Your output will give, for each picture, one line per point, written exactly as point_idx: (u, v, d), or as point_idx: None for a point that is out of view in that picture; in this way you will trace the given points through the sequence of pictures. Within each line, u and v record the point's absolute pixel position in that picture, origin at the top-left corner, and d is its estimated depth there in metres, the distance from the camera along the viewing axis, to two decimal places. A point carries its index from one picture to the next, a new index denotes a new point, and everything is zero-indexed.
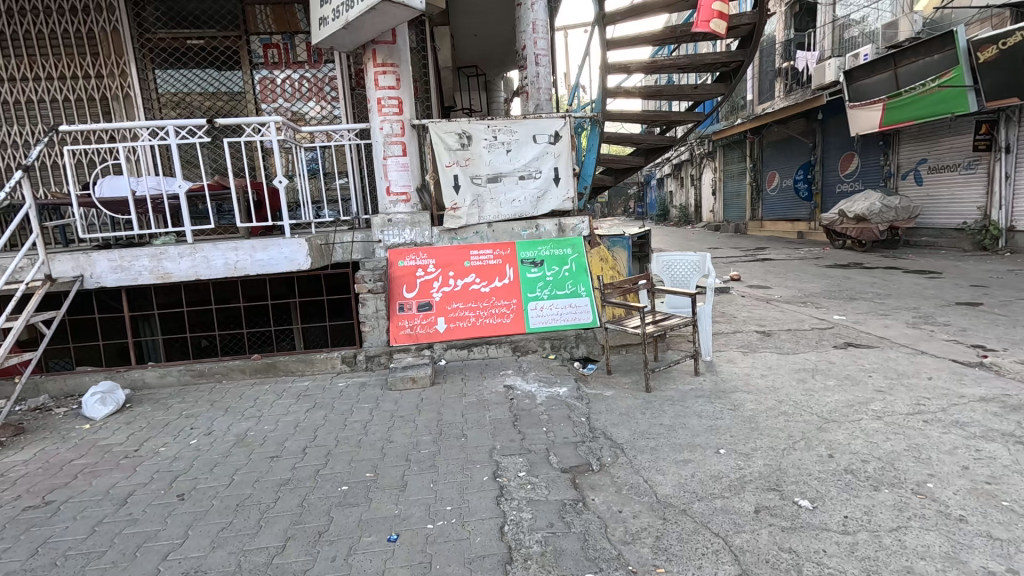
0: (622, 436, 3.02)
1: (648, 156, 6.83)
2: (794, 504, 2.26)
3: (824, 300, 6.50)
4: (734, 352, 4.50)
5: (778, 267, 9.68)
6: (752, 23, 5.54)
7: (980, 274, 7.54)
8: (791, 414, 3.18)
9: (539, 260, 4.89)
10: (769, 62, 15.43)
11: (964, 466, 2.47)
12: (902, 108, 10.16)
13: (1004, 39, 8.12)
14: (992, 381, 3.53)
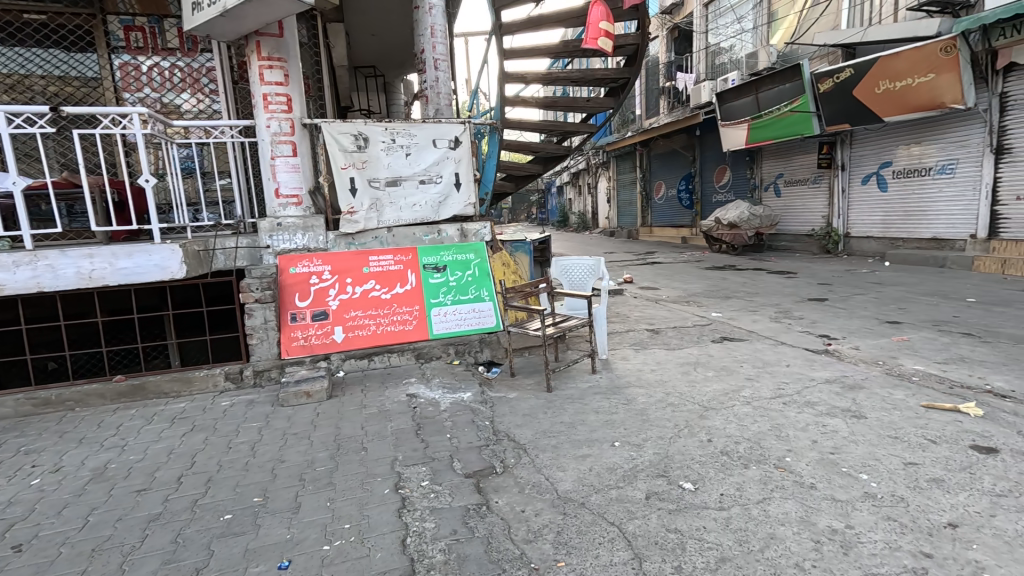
0: (525, 437, 3.09)
1: (546, 164, 7.06)
2: (679, 488, 2.45)
3: (704, 299, 7.16)
4: (627, 350, 4.80)
5: (665, 270, 10.51)
6: (636, 43, 5.96)
7: (826, 273, 8.77)
8: (677, 404, 3.45)
9: (442, 265, 4.84)
10: (654, 81, 16.73)
11: (814, 440, 2.85)
12: (763, 128, 11.54)
13: (838, 74, 9.53)
14: (835, 365, 4.13)
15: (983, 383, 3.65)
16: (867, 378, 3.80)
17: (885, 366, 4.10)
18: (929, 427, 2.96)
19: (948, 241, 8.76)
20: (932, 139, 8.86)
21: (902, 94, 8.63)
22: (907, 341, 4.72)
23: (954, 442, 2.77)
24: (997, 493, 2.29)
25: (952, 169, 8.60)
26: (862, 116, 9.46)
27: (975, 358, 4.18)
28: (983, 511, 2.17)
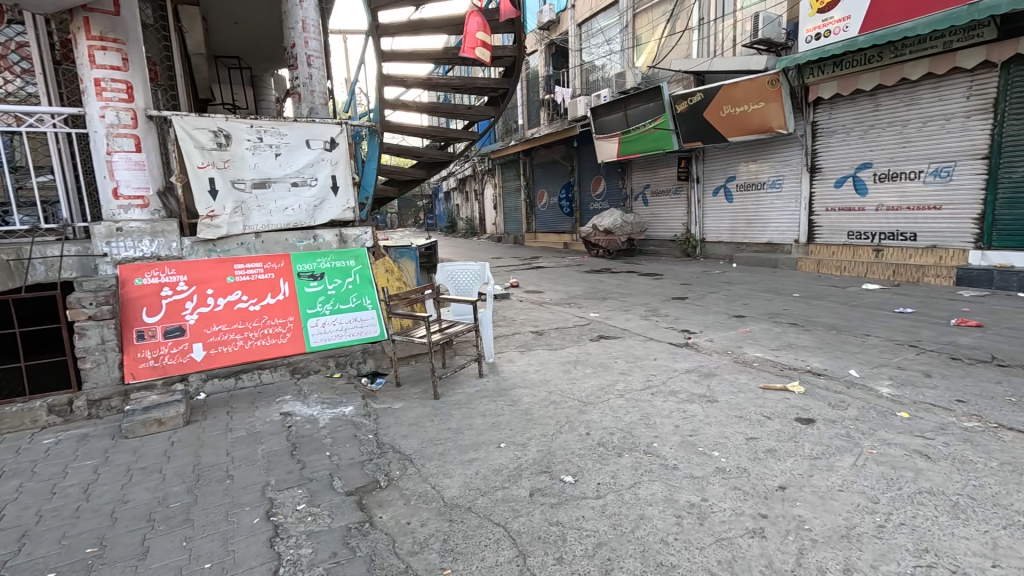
0: (411, 447, 3.02)
1: (430, 169, 7.01)
2: (560, 481, 2.57)
3: (584, 301, 7.61)
4: (512, 353, 4.92)
5: (549, 273, 11.00)
6: (513, 56, 6.14)
7: (687, 275, 9.80)
8: (558, 401, 3.62)
9: (319, 273, 4.58)
10: (535, 93, 17.45)
11: (675, 425, 3.17)
12: (632, 143, 12.59)
13: (691, 97, 10.73)
14: (694, 356, 4.63)
15: (805, 364, 4.33)
16: (718, 366, 4.31)
17: (733, 355, 4.68)
18: (766, 405, 3.44)
19: (779, 245, 10.28)
20: (765, 158, 10.34)
21: (741, 118, 9.96)
22: (749, 332, 5.44)
23: (783, 417, 3.25)
24: (815, 456, 2.73)
25: (780, 184, 10.11)
26: (711, 136, 10.73)
27: (799, 344, 4.94)
28: (805, 473, 2.57)
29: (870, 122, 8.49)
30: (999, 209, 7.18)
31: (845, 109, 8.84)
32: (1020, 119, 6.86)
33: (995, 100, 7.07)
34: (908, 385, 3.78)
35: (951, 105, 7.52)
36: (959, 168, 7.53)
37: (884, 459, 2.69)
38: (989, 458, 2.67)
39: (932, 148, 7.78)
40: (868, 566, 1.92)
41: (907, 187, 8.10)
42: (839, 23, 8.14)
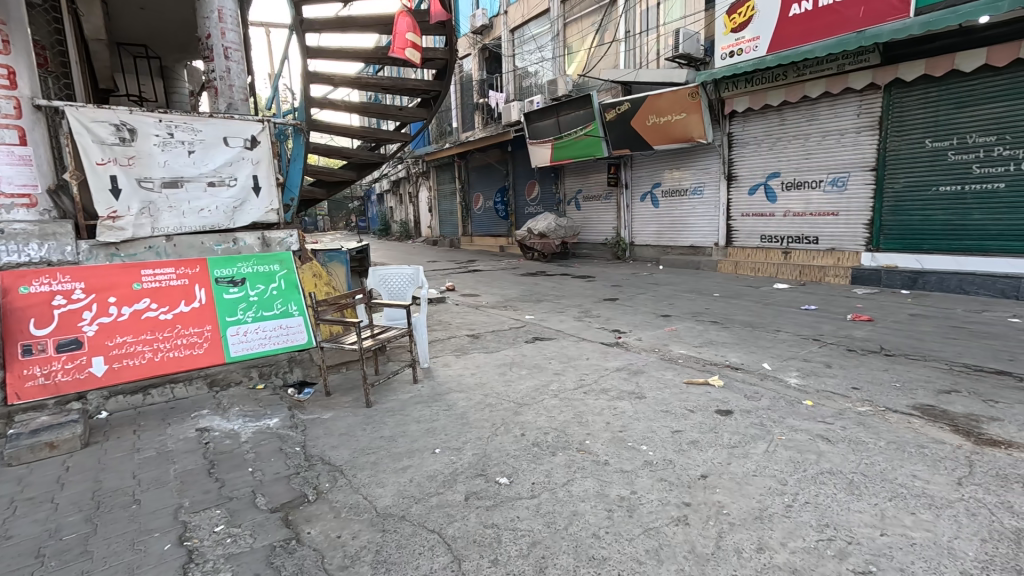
0: (341, 457, 2.92)
1: (360, 171, 6.81)
2: (496, 484, 2.58)
3: (519, 303, 7.70)
4: (448, 357, 4.88)
5: (485, 277, 11.03)
6: (445, 58, 6.05)
7: (617, 277, 10.19)
8: (493, 404, 3.63)
9: (239, 278, 4.30)
10: (469, 96, 17.46)
11: (606, 422, 3.28)
12: (564, 149, 12.90)
13: (619, 106, 11.17)
14: (625, 355, 4.82)
15: (724, 359, 4.62)
16: (646, 364, 4.50)
17: (660, 352, 4.91)
18: (689, 399, 3.64)
19: (701, 249, 10.92)
20: (687, 166, 10.96)
21: (665, 127, 10.49)
22: (675, 331, 5.73)
23: (705, 409, 3.45)
24: (732, 445, 2.92)
25: (701, 191, 10.76)
26: (637, 144, 11.21)
27: (720, 341, 5.27)
28: (723, 461, 2.74)
29: (777, 135, 9.24)
30: (886, 215, 8.03)
31: (756, 122, 9.55)
32: (900, 136, 7.73)
33: (881, 118, 7.91)
34: (813, 376, 4.14)
35: (845, 121, 8.35)
36: (852, 178, 8.37)
37: (792, 444, 2.93)
38: (878, 438, 2.99)
39: (830, 160, 8.59)
40: (778, 543, 2.08)
41: (810, 195, 8.89)
42: (750, 43, 8.81)
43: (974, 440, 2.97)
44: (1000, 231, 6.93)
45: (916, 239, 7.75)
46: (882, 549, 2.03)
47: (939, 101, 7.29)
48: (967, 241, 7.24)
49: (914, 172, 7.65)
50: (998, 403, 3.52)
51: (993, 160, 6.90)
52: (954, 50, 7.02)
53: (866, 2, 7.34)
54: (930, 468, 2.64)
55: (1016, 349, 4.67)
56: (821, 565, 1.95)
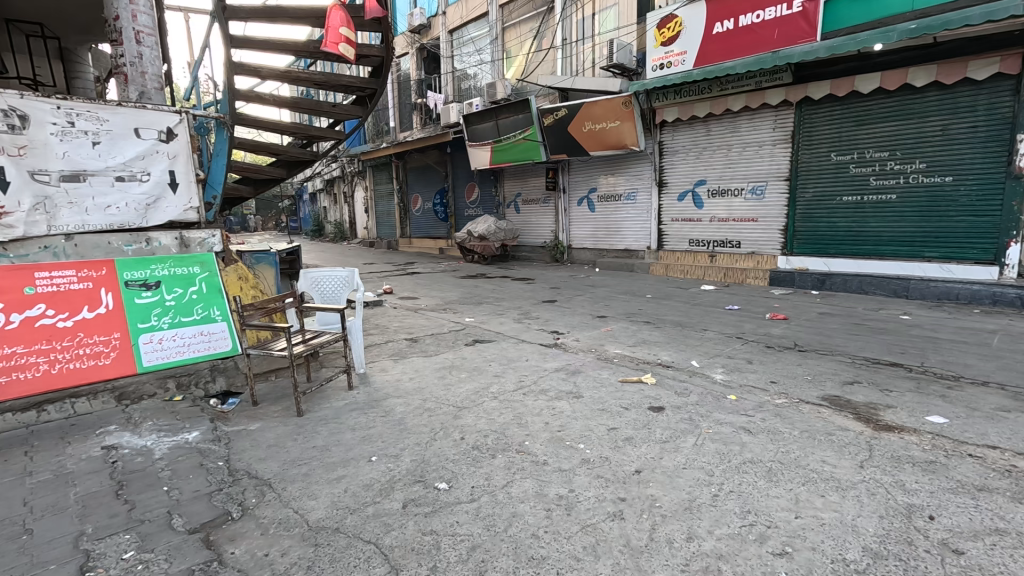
0: (270, 470, 2.76)
1: (291, 168, 6.50)
2: (434, 489, 2.54)
3: (459, 306, 7.64)
4: (385, 361, 4.75)
5: (424, 279, 10.86)
6: (381, 56, 5.86)
7: (556, 279, 10.38)
8: (432, 409, 3.58)
9: (153, 281, 3.97)
10: (407, 96, 17.17)
11: (545, 422, 3.32)
12: (503, 152, 12.98)
13: (557, 112, 11.39)
14: (563, 355, 4.91)
15: (656, 358, 4.82)
16: (583, 364, 4.61)
17: (596, 352, 5.04)
18: (624, 397, 3.76)
19: (635, 252, 11.35)
20: (621, 172, 11.36)
21: (600, 134, 10.82)
22: (611, 331, 5.91)
23: (639, 406, 3.58)
24: (664, 440, 3.05)
25: (634, 196, 11.18)
26: (574, 149, 11.48)
27: (652, 340, 5.49)
28: (656, 456, 2.86)
29: (703, 145, 9.79)
30: (798, 222, 8.72)
31: (684, 132, 10.06)
32: (810, 149, 8.42)
33: (793, 132, 8.59)
34: (736, 372, 4.41)
35: (762, 134, 8.98)
36: (769, 188, 9.02)
37: (718, 437, 3.10)
38: (793, 428, 3.23)
39: (750, 169, 9.21)
40: (706, 531, 2.19)
41: (732, 202, 9.49)
42: (678, 57, 9.30)
43: (873, 426, 3.28)
44: (893, 237, 7.73)
45: (824, 243, 8.48)
46: (797, 530, 2.19)
47: (843, 119, 8.03)
48: (867, 246, 8.01)
49: (821, 183, 8.37)
50: (893, 391, 3.91)
51: (887, 173, 7.69)
52: (854, 73, 7.75)
53: (780, 25, 7.97)
54: (837, 454, 2.88)
55: (906, 343, 5.22)
56: (744, 550, 2.07)
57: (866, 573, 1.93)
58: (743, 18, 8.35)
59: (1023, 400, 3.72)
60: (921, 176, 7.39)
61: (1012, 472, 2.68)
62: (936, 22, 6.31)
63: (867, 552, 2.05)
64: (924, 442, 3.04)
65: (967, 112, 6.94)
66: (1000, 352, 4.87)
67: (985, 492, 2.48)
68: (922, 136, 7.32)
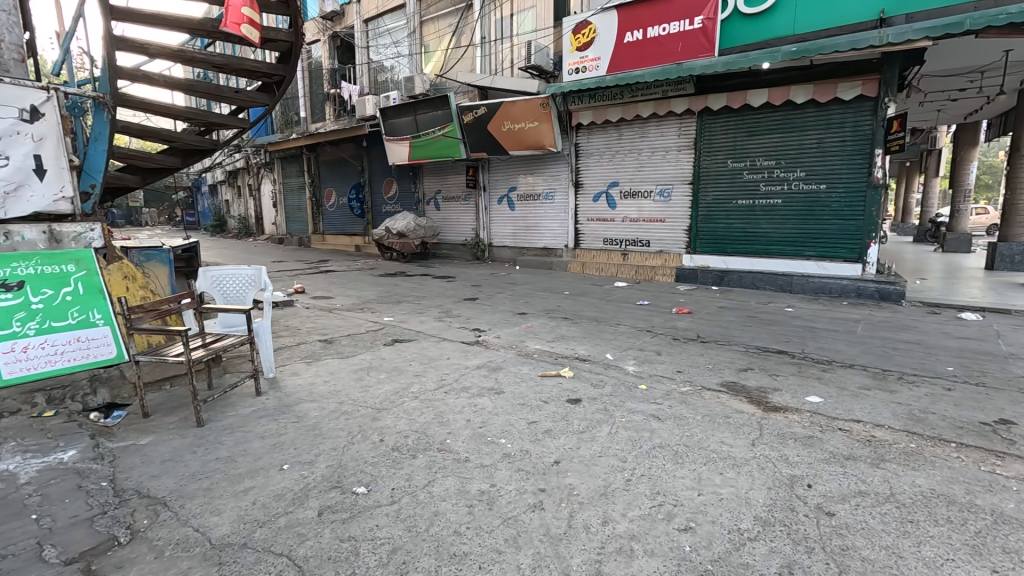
0: (164, 488, 2.52)
1: (186, 157, 5.94)
2: (352, 494, 2.45)
3: (377, 305, 7.42)
4: (297, 365, 4.50)
5: (339, 278, 10.42)
6: (289, 41, 5.51)
7: (476, 277, 10.40)
8: (349, 412, 3.45)
9: (15, 281, 3.45)
10: (318, 85, 16.34)
11: (466, 419, 3.32)
12: (422, 148, 12.76)
13: (476, 110, 11.40)
14: (484, 352, 4.94)
15: (574, 352, 4.99)
16: (504, 360, 4.67)
17: (517, 349, 5.12)
18: (543, 391, 3.86)
19: (553, 250, 11.66)
20: (539, 172, 11.61)
21: (519, 134, 10.98)
22: (531, 327, 6.03)
23: (557, 399, 3.70)
24: (581, 431, 3.17)
25: (552, 196, 11.48)
26: (494, 148, 11.53)
27: (570, 335, 5.69)
28: (573, 446, 2.97)
29: (616, 148, 10.27)
30: (700, 222, 9.42)
31: (598, 135, 10.49)
32: (710, 156, 9.12)
33: (696, 139, 9.26)
34: (647, 363, 4.69)
35: (668, 140, 9.59)
36: (674, 191, 9.66)
37: (630, 425, 3.28)
38: (696, 413, 3.49)
39: (658, 173, 9.81)
40: (620, 514, 2.32)
41: (642, 203, 10.05)
42: (592, 62, 9.68)
43: (763, 407, 3.64)
44: (779, 237, 8.60)
45: (723, 243, 9.22)
46: (700, 506, 2.38)
47: (737, 128, 8.78)
48: (758, 246, 8.83)
49: (719, 187, 9.10)
50: (779, 376, 4.37)
51: (774, 180, 8.54)
52: (745, 88, 8.52)
53: (683, 39, 8.56)
54: (733, 434, 3.16)
55: (790, 333, 5.85)
56: (654, 529, 2.22)
57: (757, 540, 2.14)
58: (651, 29, 8.87)
59: (880, 378, 4.32)
60: (801, 183, 8.29)
61: (872, 441, 3.10)
62: (813, 46, 7.08)
63: (758, 521, 2.27)
64: (804, 420, 3.42)
65: (837, 128, 7.89)
66: (863, 338, 5.60)
67: (851, 460, 2.84)
68: (802, 148, 8.22)
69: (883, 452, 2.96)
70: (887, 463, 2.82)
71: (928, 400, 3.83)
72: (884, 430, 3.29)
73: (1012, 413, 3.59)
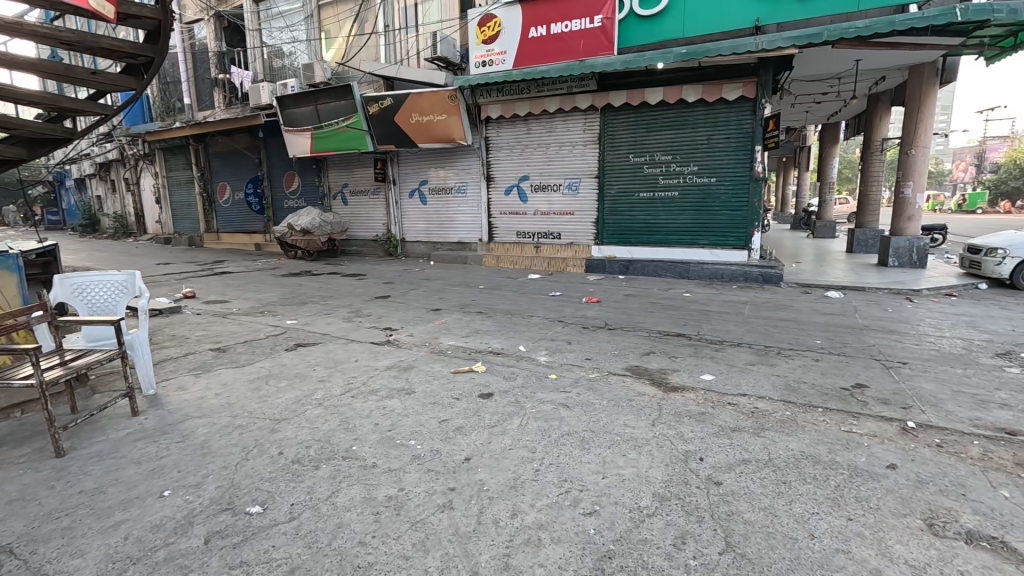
0: (11, 533, 2.17)
1: (36, 148, 5.15)
2: (245, 515, 2.27)
3: (279, 308, 6.94)
4: (184, 378, 4.08)
5: (236, 279, 9.64)
6: (158, 19, 4.83)
7: (389, 274, 10.11)
8: (243, 425, 3.19)
9: None
10: (204, 69, 14.92)
11: (375, 423, 3.21)
12: (325, 140, 12.10)
13: (382, 100, 11.00)
14: (395, 352, 4.80)
15: (487, 346, 5.00)
16: (415, 359, 4.56)
17: (430, 346, 5.03)
18: (455, 388, 3.83)
19: (467, 244, 11.61)
20: (450, 166, 11.47)
21: (428, 126, 10.76)
22: (444, 323, 5.95)
23: (469, 395, 3.68)
24: (492, 425, 3.18)
25: (464, 189, 11.41)
26: (402, 141, 11.20)
27: (484, 329, 5.70)
28: (484, 441, 2.97)
29: (525, 142, 10.39)
30: (606, 215, 9.82)
31: (507, 129, 10.54)
32: (613, 150, 9.53)
33: (600, 135, 9.61)
34: (557, 352, 4.82)
35: (574, 135, 9.87)
36: (582, 184, 9.99)
37: (540, 415, 3.35)
38: (602, 398, 3.65)
39: (566, 167, 10.08)
40: (529, 505, 2.35)
41: (552, 197, 10.29)
42: (498, 56, 9.70)
43: (663, 388, 3.88)
44: (677, 228, 9.21)
45: (627, 234, 9.68)
46: (604, 489, 2.48)
47: (636, 125, 9.24)
48: (658, 236, 9.39)
49: (623, 181, 9.55)
50: (677, 357, 4.69)
51: (671, 173, 9.11)
52: (642, 86, 8.98)
53: (585, 36, 8.83)
54: (636, 416, 3.34)
55: (687, 316, 6.30)
56: (560, 516, 2.28)
57: (655, 515, 2.27)
58: (554, 26, 9.04)
59: (762, 354, 4.78)
60: (694, 176, 8.92)
61: (755, 412, 3.42)
62: (700, 49, 7.60)
63: (657, 497, 2.41)
64: (699, 397, 3.69)
65: (723, 126, 8.57)
66: (749, 318, 6.17)
67: (737, 432, 3.11)
68: (694, 144, 8.83)
69: (763, 421, 3.27)
70: (766, 431, 3.12)
71: (801, 370, 4.30)
72: (765, 401, 3.63)
73: (865, 377, 4.13)
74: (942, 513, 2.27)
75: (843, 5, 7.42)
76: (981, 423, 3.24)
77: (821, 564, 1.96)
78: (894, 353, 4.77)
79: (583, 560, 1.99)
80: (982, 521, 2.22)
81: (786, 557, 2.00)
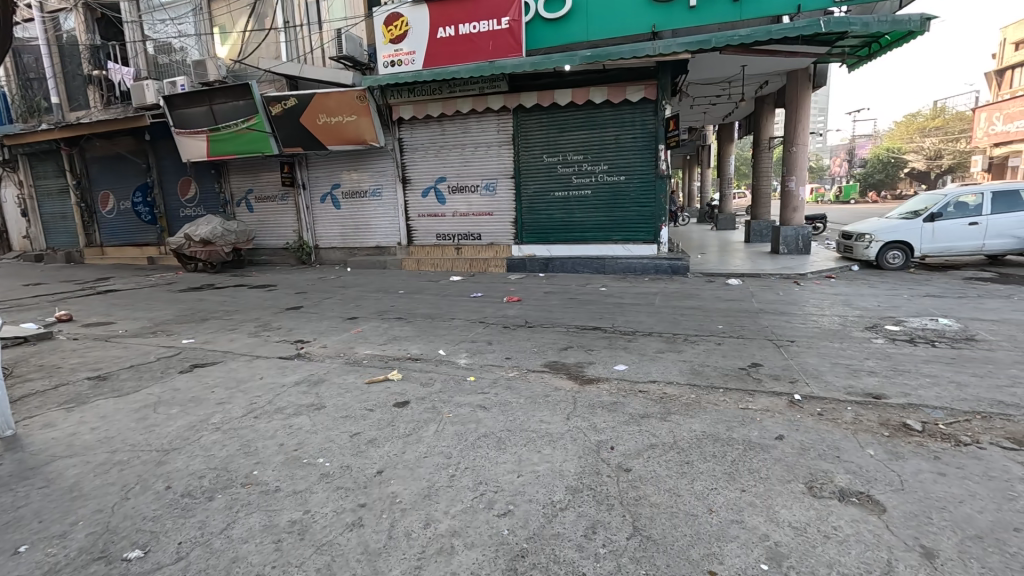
0: None
1: None
2: (121, 563, 2.02)
3: (174, 326, 6.34)
4: (52, 414, 3.59)
5: (124, 297, 8.71)
6: None
7: (302, 282, 9.60)
8: (125, 461, 2.86)
9: None
10: (75, 64, 13.35)
11: (280, 444, 3.01)
12: (223, 142, 11.25)
13: (285, 101, 10.40)
14: (305, 366, 4.54)
15: (405, 353, 4.88)
16: (328, 371, 4.35)
17: (344, 357, 4.82)
18: (369, 399, 3.69)
19: (386, 248, 11.29)
20: (363, 168, 11.09)
21: (337, 128, 10.33)
22: (360, 332, 5.73)
23: (384, 405, 3.55)
24: (406, 434, 3.08)
25: (379, 192, 11.08)
26: (309, 143, 10.66)
27: (402, 335, 5.55)
28: (397, 452, 2.87)
29: (439, 144, 10.27)
30: (523, 215, 9.93)
31: (420, 130, 10.36)
32: (527, 151, 9.66)
33: (513, 135, 9.71)
34: (478, 354, 4.79)
35: (488, 136, 9.90)
36: (498, 185, 10.04)
37: (456, 419, 3.30)
38: (519, 396, 3.67)
39: (482, 168, 10.08)
40: (442, 513, 2.30)
41: (470, 198, 10.27)
42: (407, 56, 9.50)
43: (579, 381, 3.99)
44: (591, 225, 9.51)
45: (545, 233, 9.86)
46: (518, 488, 2.49)
47: (549, 126, 9.43)
48: (574, 233, 9.64)
49: (538, 181, 9.72)
50: (593, 350, 4.84)
51: (583, 173, 9.40)
52: (551, 87, 9.17)
53: (493, 38, 8.88)
54: (552, 411, 3.39)
55: (603, 310, 6.52)
56: (474, 520, 2.25)
57: (567, 509, 2.31)
58: (462, 26, 9.00)
59: (670, 342, 5.04)
60: (605, 175, 9.28)
61: (663, 398, 3.59)
62: (603, 52, 7.89)
63: (569, 490, 2.46)
64: (612, 388, 3.82)
65: (629, 126, 8.99)
66: (659, 308, 6.49)
67: (645, 418, 3.24)
68: (603, 143, 9.18)
69: (669, 406, 3.45)
70: (672, 415, 3.29)
71: (705, 354, 4.60)
72: (673, 386, 3.84)
73: (759, 356, 4.49)
74: (820, 476, 2.50)
75: (727, 14, 8.03)
76: (852, 390, 3.64)
77: (718, 536, 2.08)
78: (784, 332, 5.23)
79: (496, 563, 1.98)
80: (852, 479, 2.47)
81: (688, 534, 2.10)
